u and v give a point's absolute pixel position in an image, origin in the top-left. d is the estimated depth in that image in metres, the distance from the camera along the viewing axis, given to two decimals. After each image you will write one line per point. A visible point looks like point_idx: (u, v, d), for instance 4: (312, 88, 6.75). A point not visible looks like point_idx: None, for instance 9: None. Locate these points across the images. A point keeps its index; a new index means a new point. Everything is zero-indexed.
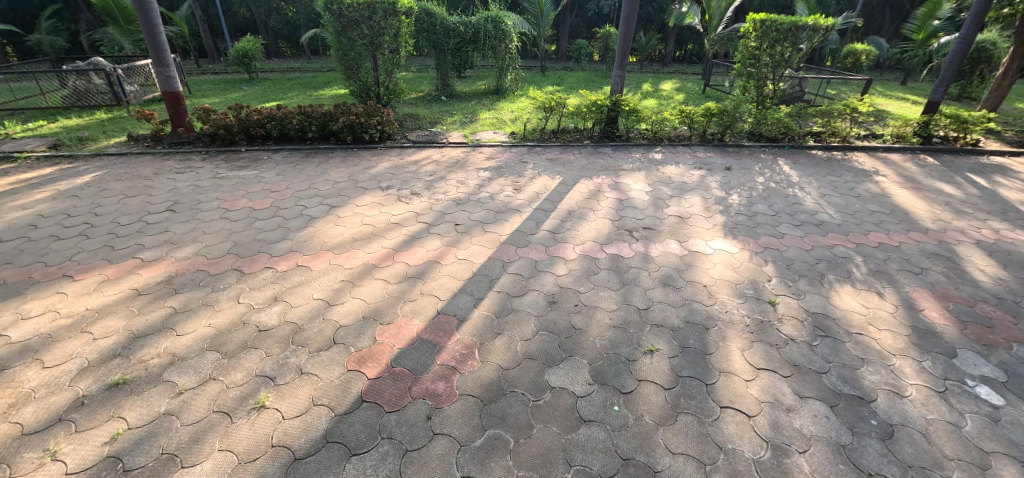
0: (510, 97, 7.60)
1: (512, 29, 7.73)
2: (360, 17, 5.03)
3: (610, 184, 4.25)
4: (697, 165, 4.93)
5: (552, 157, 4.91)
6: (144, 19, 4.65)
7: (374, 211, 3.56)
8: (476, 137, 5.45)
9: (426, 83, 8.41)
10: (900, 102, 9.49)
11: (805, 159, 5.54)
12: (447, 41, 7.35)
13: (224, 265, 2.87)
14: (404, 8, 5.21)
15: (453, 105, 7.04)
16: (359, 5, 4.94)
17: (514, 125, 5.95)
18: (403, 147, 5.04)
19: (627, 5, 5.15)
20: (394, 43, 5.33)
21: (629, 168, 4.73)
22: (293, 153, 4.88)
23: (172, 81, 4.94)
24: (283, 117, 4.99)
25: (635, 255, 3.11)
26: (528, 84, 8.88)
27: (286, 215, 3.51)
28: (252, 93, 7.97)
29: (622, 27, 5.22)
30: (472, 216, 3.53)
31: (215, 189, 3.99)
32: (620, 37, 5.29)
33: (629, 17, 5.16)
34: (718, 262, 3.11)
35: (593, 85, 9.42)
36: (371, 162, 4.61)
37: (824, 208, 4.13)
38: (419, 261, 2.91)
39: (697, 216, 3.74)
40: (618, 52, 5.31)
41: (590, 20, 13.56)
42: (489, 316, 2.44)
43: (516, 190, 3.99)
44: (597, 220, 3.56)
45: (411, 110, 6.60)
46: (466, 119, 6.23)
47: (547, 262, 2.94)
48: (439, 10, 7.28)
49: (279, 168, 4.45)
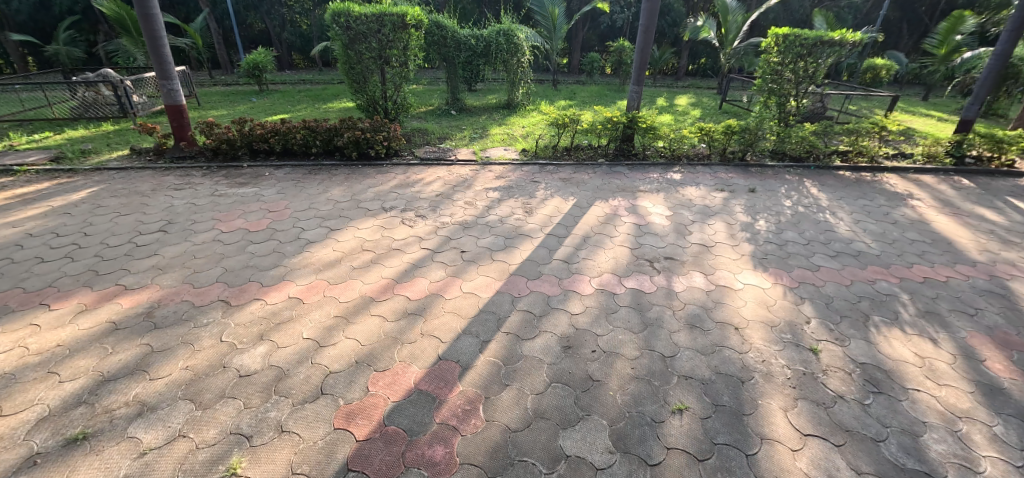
0: (521, 112, 7.40)
1: (524, 42, 7.57)
2: (368, 29, 4.87)
3: (627, 207, 3.99)
4: (719, 186, 4.65)
5: (564, 177, 4.67)
6: (148, 31, 4.54)
7: (375, 235, 3.34)
8: (485, 154, 5.24)
9: (436, 96, 8.27)
10: (926, 120, 9.12)
11: (833, 180, 5.22)
12: (458, 55, 7.20)
13: (210, 296, 2.65)
14: (414, 21, 5.06)
15: (463, 120, 6.86)
16: (368, 18, 4.79)
17: (525, 141, 5.73)
18: (410, 164, 4.84)
19: (645, 19, 4.93)
20: (403, 56, 5.17)
21: (647, 189, 4.47)
22: (296, 169, 4.71)
23: (175, 94, 4.82)
24: (287, 132, 4.83)
25: (657, 289, 2.84)
26: (539, 98, 8.70)
27: (281, 238, 3.30)
28: (261, 105, 7.89)
29: (639, 41, 5.00)
30: (480, 242, 3.28)
31: (211, 207, 3.81)
32: (637, 51, 5.06)
33: (647, 31, 4.94)
34: (749, 300, 2.81)
35: (607, 99, 9.22)
36: (375, 180, 4.41)
37: (859, 236, 3.82)
38: (421, 294, 2.67)
39: (722, 245, 3.45)
40: (635, 66, 5.09)
41: (603, 34, 13.45)
42: (496, 363, 2.17)
43: (527, 213, 3.74)
44: (614, 248, 3.29)
45: (420, 124, 6.43)
46: (476, 135, 6.03)
47: (560, 299, 2.67)
48: (450, 23, 7.14)
49: (280, 185, 4.27)
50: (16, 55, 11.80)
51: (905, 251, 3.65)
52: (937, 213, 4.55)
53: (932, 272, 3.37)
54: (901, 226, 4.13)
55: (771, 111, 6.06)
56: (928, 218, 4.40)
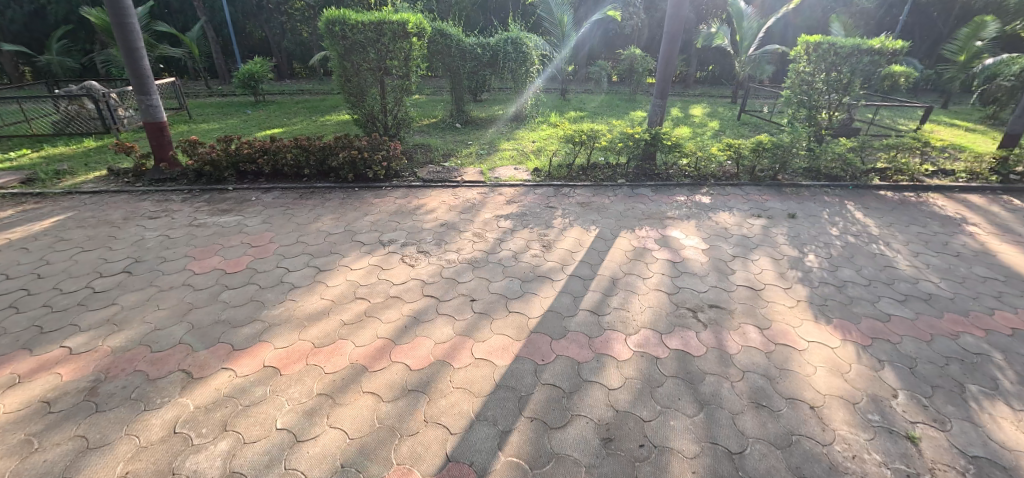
0: (530, 125, 6.97)
1: (532, 51, 7.17)
2: (365, 39, 4.43)
3: (656, 239, 3.52)
4: (754, 211, 4.19)
5: (582, 200, 4.21)
6: (124, 42, 4.11)
7: (370, 278, 2.87)
8: (494, 174, 4.78)
9: (440, 107, 7.86)
10: (954, 131, 8.61)
11: (876, 202, 4.74)
12: (463, 65, 6.80)
13: (172, 364, 2.19)
14: (416, 29, 4.63)
15: (468, 134, 6.44)
16: (365, 26, 4.34)
17: (536, 159, 5.28)
18: (411, 186, 4.39)
19: (669, 27, 4.46)
20: (404, 68, 4.74)
21: (676, 215, 4.00)
22: (286, 193, 4.27)
23: (155, 110, 4.41)
24: (276, 151, 4.40)
25: (707, 351, 2.36)
26: (548, 109, 8.27)
27: (261, 281, 2.84)
28: (255, 118, 7.49)
29: (663, 51, 4.54)
30: (493, 286, 2.81)
31: (186, 242, 3.37)
32: (661, 61, 4.60)
33: (672, 39, 4.48)
34: (818, 364, 2.33)
35: (618, 109, 8.79)
36: (372, 206, 3.95)
37: (924, 274, 3.34)
38: (424, 361, 2.20)
39: (773, 288, 2.98)
40: (658, 78, 4.64)
41: (611, 41, 13.13)
42: (519, 465, 1.69)
43: (545, 249, 3.28)
44: (649, 294, 2.82)
45: (422, 139, 6.01)
46: (483, 151, 5.59)
47: (593, 367, 2.20)
48: (455, 31, 6.70)
49: (266, 214, 3.83)
50: (10, 65, 11.51)
51: (979, 292, 3.16)
52: (999, 242, 4.06)
53: (1019, 320, 2.87)
54: (966, 259, 3.64)
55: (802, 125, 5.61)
56: (991, 248, 3.90)
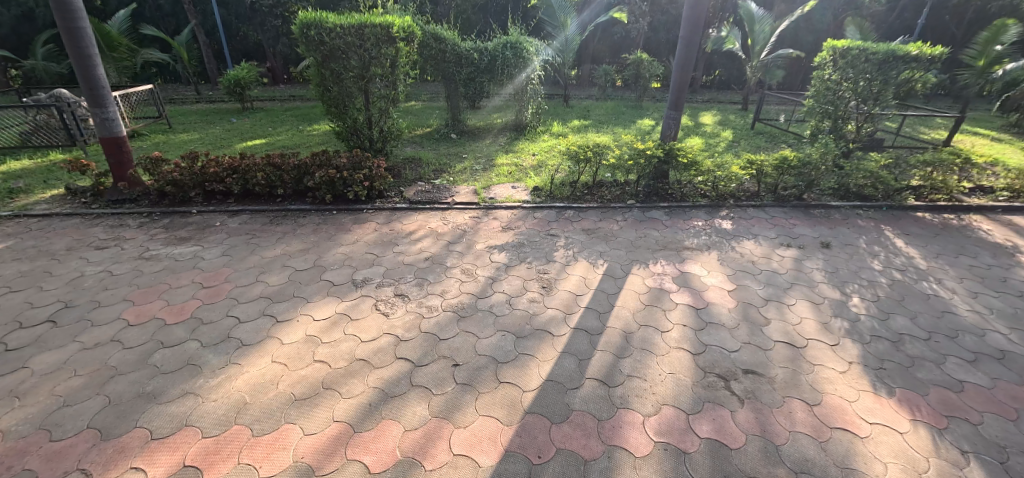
0: (531, 136, 6.51)
1: (534, 58, 6.73)
2: (343, 44, 3.91)
3: (675, 277, 3.03)
4: (782, 240, 3.69)
5: (588, 226, 3.73)
6: (74, 48, 3.64)
7: (334, 332, 2.40)
8: (489, 193, 4.31)
9: (436, 116, 7.43)
10: (981, 141, 8.00)
11: (916, 227, 4.25)
12: (458, 71, 6.37)
13: (68, 462, 1.72)
14: (401, 33, 4.14)
15: (464, 146, 5.98)
16: (343, 30, 3.84)
17: (536, 175, 4.81)
18: (396, 209, 3.92)
19: (685, 30, 3.93)
20: (389, 76, 4.27)
21: (695, 245, 3.51)
22: (255, 217, 3.80)
23: (113, 124, 3.96)
24: (246, 170, 3.94)
25: (747, 441, 1.87)
26: (549, 118, 7.81)
27: (204, 337, 2.37)
28: (239, 127, 7.06)
29: (679, 58, 4.02)
30: (482, 345, 2.33)
31: (129, 281, 2.91)
32: (675, 69, 4.10)
33: (688, 44, 3.94)
34: (889, 460, 1.83)
35: (624, 116, 8.34)
36: (349, 234, 3.48)
37: (991, 323, 2.82)
38: (387, 459, 1.72)
39: (817, 346, 2.49)
40: (671, 89, 4.16)
41: (615, 45, 12.82)
42: None
43: (545, 291, 2.80)
44: (671, 355, 2.32)
45: (413, 151, 5.56)
46: (478, 166, 5.12)
47: (603, 468, 1.71)
48: (450, 34, 6.23)
49: (228, 244, 3.37)
50: None
51: None
52: None
53: None
54: None
55: (828, 138, 5.12)
56: None
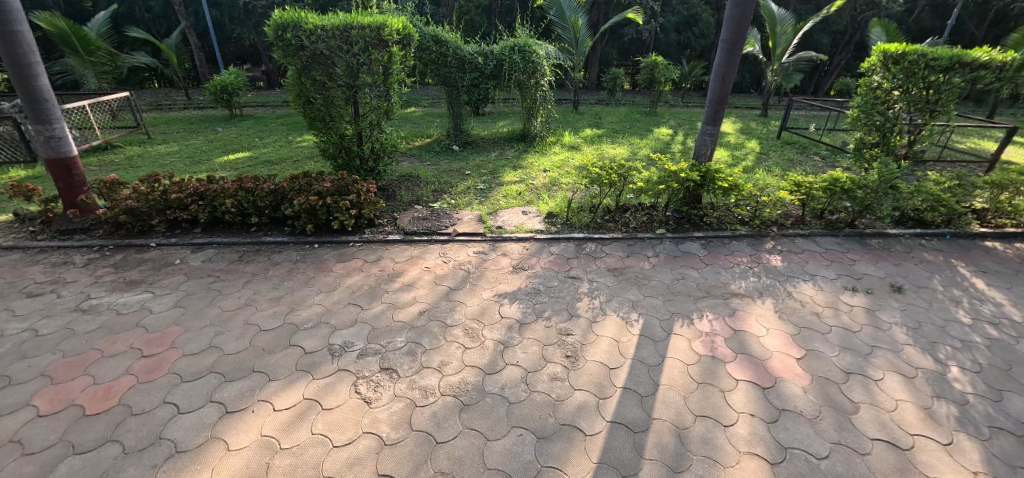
0: (540, 148, 5.93)
1: (544, 62, 6.03)
2: (325, 49, 3.32)
3: (729, 339, 2.45)
4: (844, 283, 3.11)
5: (614, 264, 3.15)
6: (9, 55, 3.07)
7: (298, 431, 1.83)
8: (497, 220, 3.73)
9: (437, 124, 6.88)
10: None
11: (992, 261, 3.65)
12: (461, 77, 5.71)
13: None
14: (394, 35, 3.55)
15: (467, 159, 5.42)
16: (326, 32, 3.25)
17: (550, 196, 4.24)
18: (388, 241, 3.35)
19: (727, 32, 3.33)
20: (381, 85, 3.68)
21: (744, 290, 2.93)
22: (223, 253, 3.24)
23: (61, 143, 3.41)
24: (214, 197, 3.39)
25: None
26: (559, 126, 7.25)
27: (128, 439, 1.81)
28: (222, 137, 6.51)
29: (719, 65, 3.40)
30: (492, 451, 1.75)
31: (54, 346, 2.35)
32: (713, 77, 3.48)
33: (732, 48, 3.32)
34: None
35: (639, 124, 7.78)
36: (329, 277, 2.91)
37: None
38: None
39: (928, 448, 1.89)
40: (709, 99, 3.55)
41: (624, 47, 12.28)
42: None
43: (571, 363, 2.22)
44: (744, 467, 1.74)
45: (411, 167, 4.99)
46: (482, 185, 4.54)
47: None
48: (452, 36, 5.58)
49: (186, 290, 2.81)
50: None
51: None
52: None
53: None
54: None
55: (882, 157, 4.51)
56: None
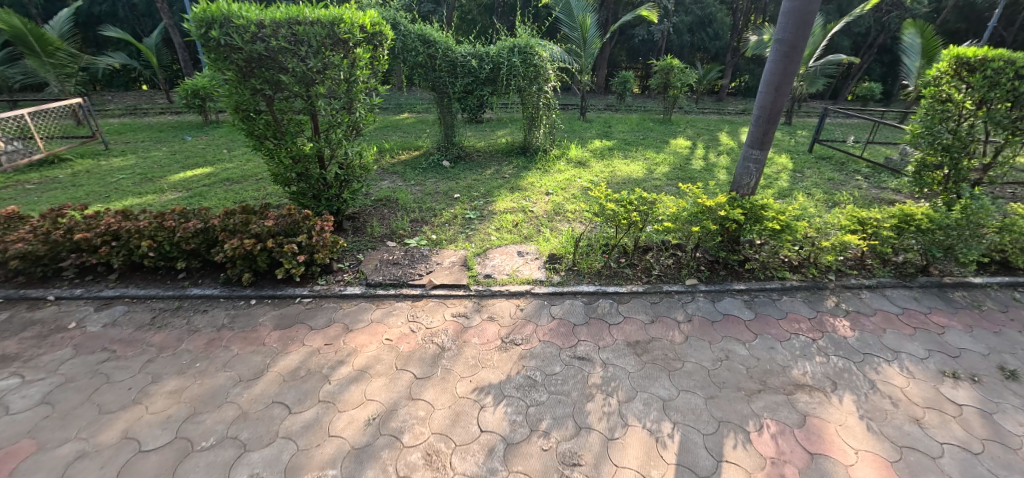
0: (542, 164, 5.18)
1: (548, 65, 5.23)
2: (267, 51, 2.60)
3: (807, 474, 1.70)
4: (939, 365, 2.36)
5: (635, 334, 2.40)
6: None
7: None
8: (484, 264, 3.00)
9: (428, 135, 6.18)
10: None
11: None
12: (452, 82, 4.96)
13: None
14: (357, 32, 2.82)
15: (458, 178, 4.69)
16: (265, 30, 2.52)
17: (551, 230, 3.51)
18: (344, 297, 2.63)
19: (784, 30, 2.57)
20: (344, 95, 2.96)
21: (810, 380, 2.19)
22: (134, 311, 2.54)
23: None
24: (131, 237, 2.70)
25: None
26: (565, 136, 6.52)
27: None
28: (188, 148, 5.83)
29: (772, 73, 2.65)
30: None
31: None
32: (763, 89, 2.72)
33: (791, 51, 2.56)
34: None
35: (654, 134, 7.02)
36: (257, 357, 2.19)
37: None
38: None
39: None
40: (756, 116, 2.80)
41: (635, 48, 11.52)
42: None
43: None
44: None
45: (390, 189, 4.27)
46: (472, 212, 3.80)
47: None
48: (442, 35, 4.79)
49: (67, 373, 2.12)
50: None
51: None
52: None
53: None
54: None
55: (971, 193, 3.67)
56: None
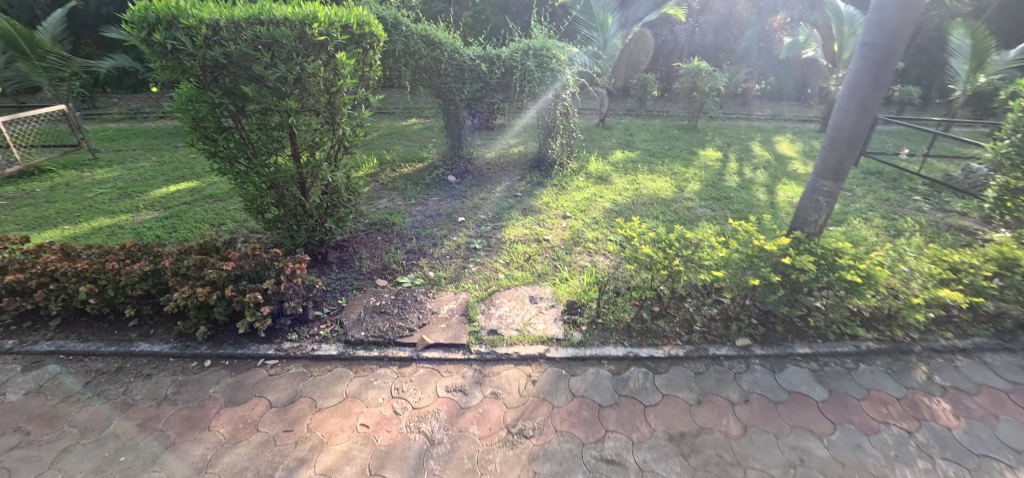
0: (558, 180, 4.67)
1: (566, 70, 4.69)
2: (226, 57, 2.13)
3: None
4: None
5: (678, 422, 1.88)
6: None
7: None
8: (489, 313, 2.48)
9: (434, 144, 5.71)
10: None
11: None
12: (460, 89, 4.45)
13: None
14: (339, 33, 2.36)
15: (464, 197, 4.20)
16: (223, 32, 2.05)
17: (570, 266, 2.99)
18: (316, 360, 2.16)
19: (877, 30, 2.00)
20: (325, 108, 2.48)
21: None
22: (68, 375, 2.11)
23: None
24: (72, 281, 2.28)
25: None
26: (583, 146, 5.99)
27: None
28: (179, 157, 5.47)
29: (856, 85, 2.09)
30: None
31: None
32: (841, 105, 2.17)
33: (884, 57, 2.00)
34: None
35: (680, 144, 6.44)
36: (197, 450, 1.74)
37: None
38: None
39: None
40: (829, 138, 2.25)
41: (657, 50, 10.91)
42: None
43: None
44: None
45: (388, 210, 3.79)
46: (477, 241, 3.29)
47: None
48: (447, 36, 4.27)
49: None
50: None
51: None
52: None
53: None
54: None
55: None
56: None
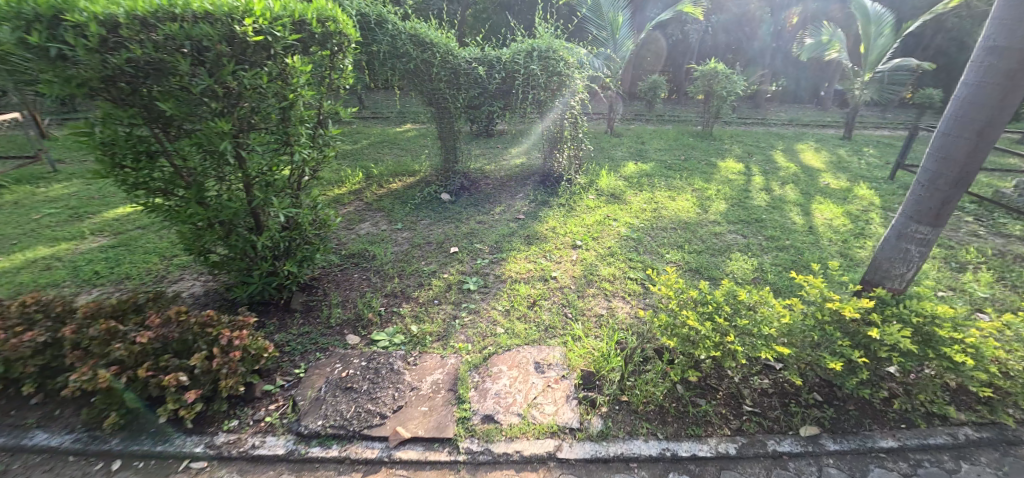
0: (566, 199, 4.15)
1: (576, 74, 4.15)
2: (136, 66, 1.62)
3: None
4: None
5: None
6: None
7: None
8: (482, 388, 1.96)
9: (428, 155, 5.19)
10: None
11: None
12: (454, 96, 3.93)
13: None
14: (287, 31, 1.90)
15: (460, 220, 3.69)
16: (123, 32, 1.55)
17: (582, 316, 2.47)
18: (254, 462, 1.64)
19: (1012, 31, 1.49)
20: (274, 126, 1.99)
21: None
22: None
23: None
24: None
25: None
26: (592, 158, 5.47)
27: None
28: None
29: (975, 104, 1.59)
30: None
31: None
32: (948, 129, 1.68)
33: (1019, 70, 1.49)
34: None
35: (698, 154, 5.91)
36: None
37: None
38: None
39: None
40: (927, 171, 1.75)
41: (666, 51, 10.41)
42: None
43: None
44: None
45: (370, 238, 3.28)
46: (472, 280, 2.78)
47: None
48: (440, 36, 3.74)
49: None
50: None
51: None
52: None
53: None
54: None
55: None
56: None
